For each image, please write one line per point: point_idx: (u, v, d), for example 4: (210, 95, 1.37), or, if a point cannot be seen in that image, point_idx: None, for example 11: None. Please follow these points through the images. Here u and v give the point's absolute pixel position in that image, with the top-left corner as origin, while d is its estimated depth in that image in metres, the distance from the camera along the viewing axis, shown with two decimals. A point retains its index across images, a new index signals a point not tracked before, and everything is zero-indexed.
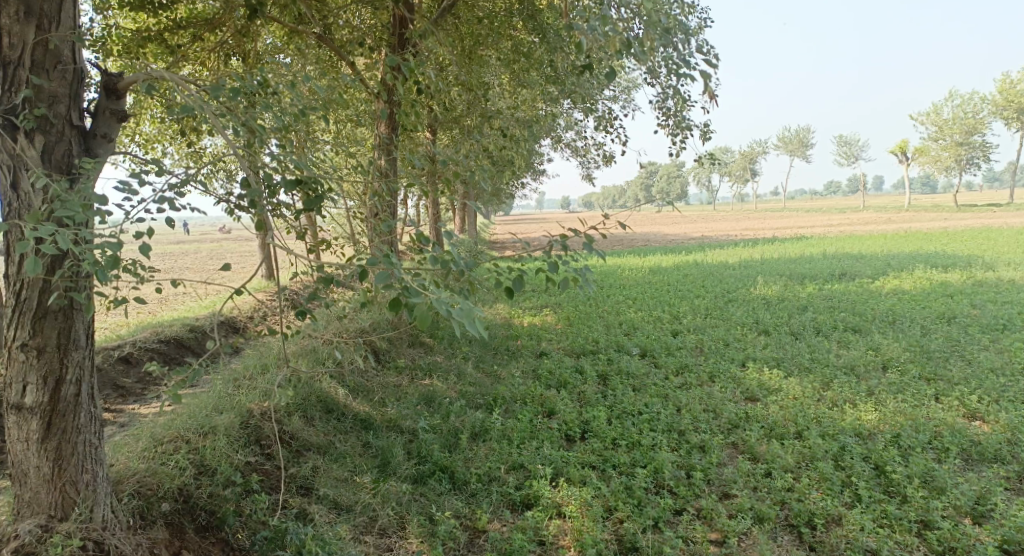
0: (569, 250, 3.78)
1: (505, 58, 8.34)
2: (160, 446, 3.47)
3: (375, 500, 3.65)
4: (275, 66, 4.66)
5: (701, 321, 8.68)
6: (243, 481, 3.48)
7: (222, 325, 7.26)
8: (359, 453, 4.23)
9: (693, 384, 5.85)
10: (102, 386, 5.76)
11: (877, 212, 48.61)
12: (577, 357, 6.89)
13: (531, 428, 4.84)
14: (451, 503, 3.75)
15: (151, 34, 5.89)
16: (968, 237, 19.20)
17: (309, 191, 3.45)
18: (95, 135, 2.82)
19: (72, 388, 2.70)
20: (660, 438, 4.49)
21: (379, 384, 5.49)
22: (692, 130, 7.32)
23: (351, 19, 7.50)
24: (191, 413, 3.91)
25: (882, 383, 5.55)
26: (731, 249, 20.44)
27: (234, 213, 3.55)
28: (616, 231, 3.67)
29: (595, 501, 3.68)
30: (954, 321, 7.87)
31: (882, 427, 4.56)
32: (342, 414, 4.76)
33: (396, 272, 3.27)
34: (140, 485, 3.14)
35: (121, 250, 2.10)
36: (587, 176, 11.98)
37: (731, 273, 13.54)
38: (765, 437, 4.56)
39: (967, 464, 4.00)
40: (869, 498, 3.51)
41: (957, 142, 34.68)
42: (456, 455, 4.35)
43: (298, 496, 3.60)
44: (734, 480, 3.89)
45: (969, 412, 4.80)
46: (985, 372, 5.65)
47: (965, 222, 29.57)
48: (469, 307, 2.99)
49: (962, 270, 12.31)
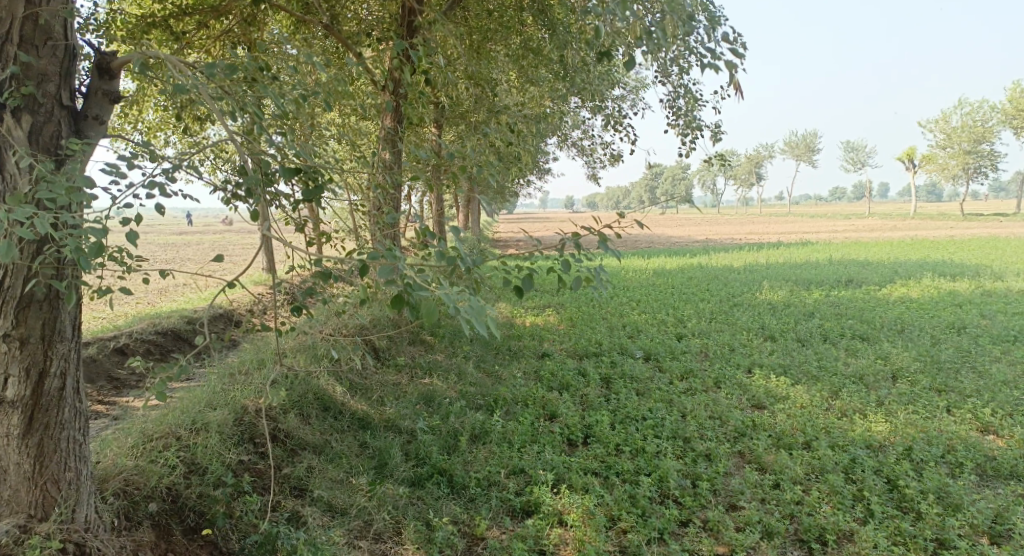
0: (582, 249, 3.66)
1: (514, 54, 8.23)
2: (150, 442, 3.37)
3: (372, 503, 3.54)
4: (279, 54, 4.55)
5: (706, 325, 8.56)
6: (234, 481, 3.38)
7: (220, 317, 7.15)
8: (355, 453, 4.12)
9: (698, 389, 5.73)
10: (96, 377, 5.66)
11: (882, 219, 48.40)
12: (580, 359, 6.77)
13: (532, 431, 4.73)
14: (449, 508, 3.64)
15: (155, 20, 5.78)
16: (976, 247, 19.06)
17: (309, 181, 3.34)
18: (86, 116, 2.74)
19: (57, 382, 2.60)
20: (665, 444, 4.38)
21: (377, 382, 5.38)
22: (702, 130, 7.20)
23: (359, 10, 7.38)
24: (184, 407, 3.81)
25: (892, 393, 5.43)
26: (736, 252, 20.33)
27: (231, 203, 3.44)
28: (630, 231, 3.55)
29: (598, 509, 3.58)
30: (964, 332, 7.75)
31: (893, 439, 4.45)
32: (339, 412, 4.65)
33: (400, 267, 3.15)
34: (126, 483, 3.06)
35: (106, 237, 1.99)
36: (593, 176, 11.87)
37: (736, 276, 13.42)
38: (773, 447, 4.45)
39: (982, 480, 3.88)
40: (882, 514, 3.42)
41: (966, 151, 34.48)
42: (455, 458, 4.24)
43: (292, 497, 3.50)
44: (741, 491, 3.78)
45: (982, 425, 4.68)
46: (998, 385, 5.53)
47: (971, 231, 29.40)
48: (476, 305, 2.87)
49: (970, 280, 12.18)
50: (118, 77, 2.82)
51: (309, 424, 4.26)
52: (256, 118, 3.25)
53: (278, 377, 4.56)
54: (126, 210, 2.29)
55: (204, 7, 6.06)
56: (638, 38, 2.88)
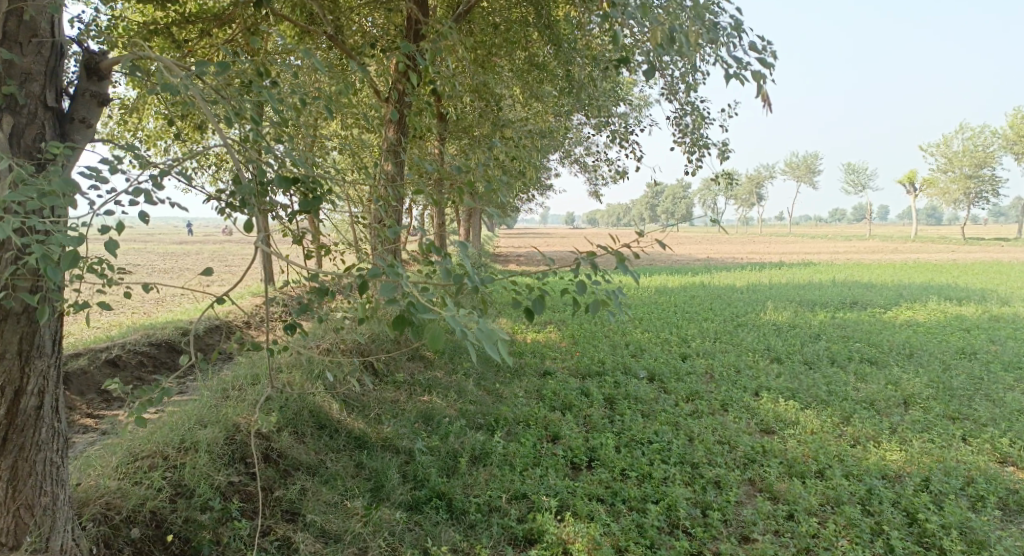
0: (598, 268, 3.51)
1: (519, 69, 8.16)
2: (134, 462, 3.23)
3: (367, 529, 3.37)
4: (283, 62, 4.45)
5: (711, 345, 8.40)
6: (223, 504, 3.22)
7: (216, 329, 7.00)
8: (351, 475, 3.96)
9: (704, 412, 5.57)
10: (86, 389, 5.50)
11: (883, 241, 48.36)
12: (582, 378, 6.61)
13: (535, 453, 4.56)
14: (448, 535, 3.47)
15: (158, 27, 5.70)
16: (980, 271, 18.96)
17: (309, 191, 3.21)
18: (73, 119, 2.63)
19: (33, 401, 2.47)
20: (672, 470, 4.22)
21: (375, 399, 5.22)
22: (710, 148, 7.11)
23: (364, 21, 7.32)
24: (172, 424, 3.66)
25: (905, 420, 5.27)
26: (737, 272, 20.20)
27: (227, 213, 3.31)
28: (649, 250, 3.41)
29: (604, 540, 3.43)
30: (974, 357, 7.61)
31: (909, 469, 4.29)
32: (335, 430, 4.48)
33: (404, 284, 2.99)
34: (106, 507, 2.94)
35: (83, 247, 1.87)
36: (596, 193, 11.77)
37: (739, 296, 13.28)
38: (784, 475, 4.29)
39: (1005, 514, 3.73)
40: (903, 550, 3.28)
41: (968, 175, 34.52)
42: (454, 480, 4.08)
43: (283, 522, 3.34)
44: (753, 522, 3.63)
45: (1001, 456, 4.53)
46: (1014, 413, 5.38)
47: (973, 255, 29.36)
48: (486, 327, 2.70)
49: (976, 303, 12.04)
50: (109, 78, 2.70)
51: (304, 444, 4.09)
52: (255, 125, 3.13)
53: (272, 393, 4.41)
54: (111, 216, 2.18)
55: (208, 16, 5.99)
56: (660, 43, 2.76)
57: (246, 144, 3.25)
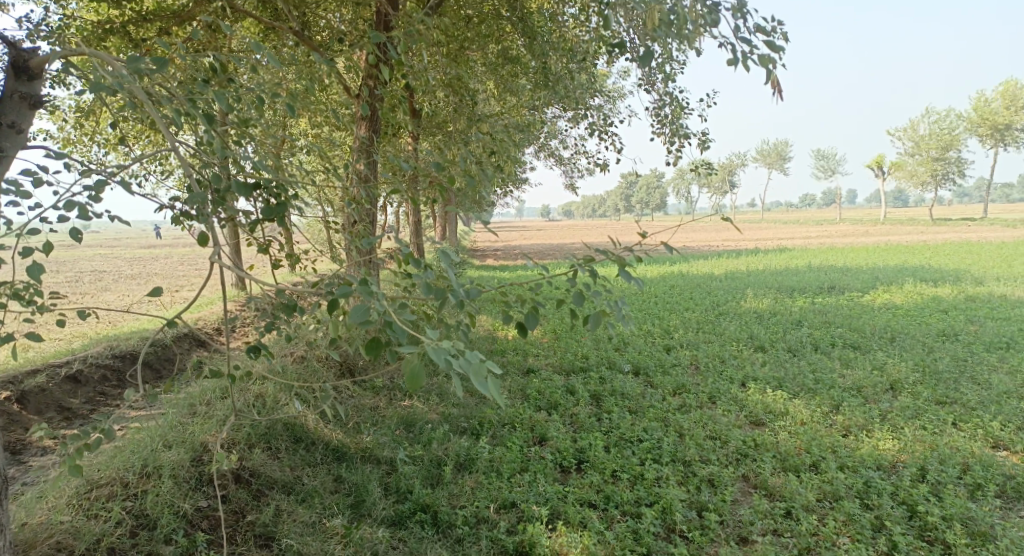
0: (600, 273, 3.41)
1: (492, 61, 7.97)
2: (91, 492, 3.01)
3: (348, 550, 3.18)
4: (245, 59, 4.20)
5: (694, 335, 8.31)
6: (190, 533, 3.02)
7: (183, 338, 6.69)
8: (329, 490, 3.75)
9: (692, 406, 5.46)
10: (45, 408, 5.19)
11: (854, 224, 49.13)
12: (566, 375, 6.46)
13: (522, 457, 4.40)
14: (434, 552, 3.30)
15: (113, 26, 5.37)
16: (950, 252, 19.28)
17: (271, 196, 2.97)
18: (1, 123, 2.38)
19: None
20: (665, 469, 4.09)
21: (353, 407, 5.00)
22: (689, 138, 6.99)
23: (330, 14, 7.03)
24: (135, 446, 3.42)
25: (894, 406, 5.23)
26: (714, 260, 20.23)
27: (180, 221, 3.06)
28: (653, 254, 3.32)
29: (598, 549, 3.30)
30: (955, 339, 7.64)
31: (904, 459, 4.23)
32: (312, 443, 4.27)
33: (379, 305, 2.79)
34: (59, 543, 2.72)
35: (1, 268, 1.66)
36: (572, 185, 11.62)
37: (718, 284, 13.25)
38: (778, 469, 4.19)
39: (1004, 502, 3.70)
40: (907, 547, 3.23)
41: (934, 157, 35.15)
42: (439, 491, 3.89)
43: (257, 548, 3.14)
44: (750, 521, 3.52)
45: (993, 440, 4.51)
46: (1001, 396, 5.38)
47: (941, 236, 29.89)
48: (473, 357, 2.54)
49: (952, 285, 12.17)
50: (40, 79, 2.49)
51: (279, 461, 3.87)
52: (212, 126, 2.88)
53: (244, 408, 4.16)
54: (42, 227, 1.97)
55: (166, 12, 5.67)
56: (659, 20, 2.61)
57: (201, 147, 3.01)
